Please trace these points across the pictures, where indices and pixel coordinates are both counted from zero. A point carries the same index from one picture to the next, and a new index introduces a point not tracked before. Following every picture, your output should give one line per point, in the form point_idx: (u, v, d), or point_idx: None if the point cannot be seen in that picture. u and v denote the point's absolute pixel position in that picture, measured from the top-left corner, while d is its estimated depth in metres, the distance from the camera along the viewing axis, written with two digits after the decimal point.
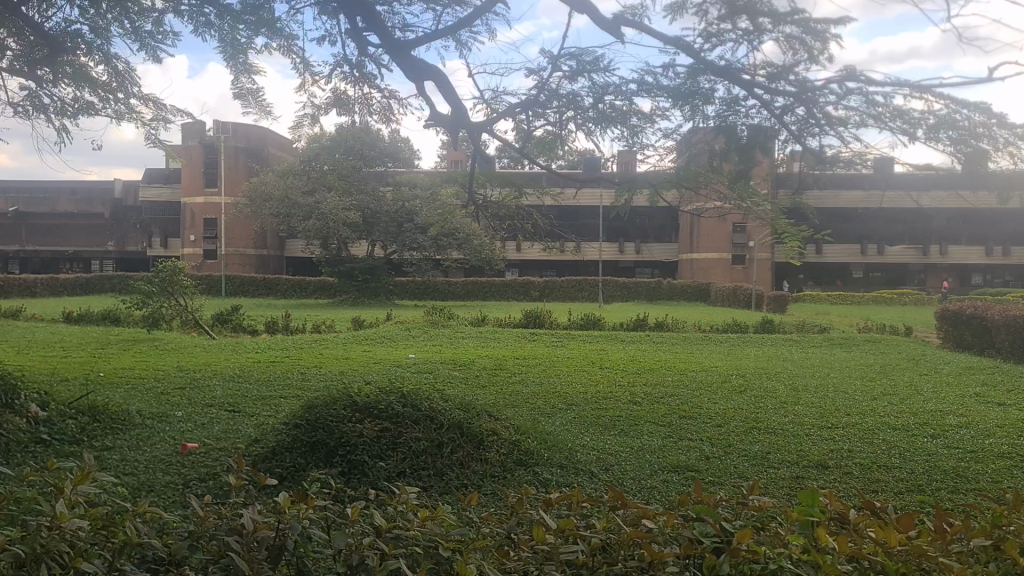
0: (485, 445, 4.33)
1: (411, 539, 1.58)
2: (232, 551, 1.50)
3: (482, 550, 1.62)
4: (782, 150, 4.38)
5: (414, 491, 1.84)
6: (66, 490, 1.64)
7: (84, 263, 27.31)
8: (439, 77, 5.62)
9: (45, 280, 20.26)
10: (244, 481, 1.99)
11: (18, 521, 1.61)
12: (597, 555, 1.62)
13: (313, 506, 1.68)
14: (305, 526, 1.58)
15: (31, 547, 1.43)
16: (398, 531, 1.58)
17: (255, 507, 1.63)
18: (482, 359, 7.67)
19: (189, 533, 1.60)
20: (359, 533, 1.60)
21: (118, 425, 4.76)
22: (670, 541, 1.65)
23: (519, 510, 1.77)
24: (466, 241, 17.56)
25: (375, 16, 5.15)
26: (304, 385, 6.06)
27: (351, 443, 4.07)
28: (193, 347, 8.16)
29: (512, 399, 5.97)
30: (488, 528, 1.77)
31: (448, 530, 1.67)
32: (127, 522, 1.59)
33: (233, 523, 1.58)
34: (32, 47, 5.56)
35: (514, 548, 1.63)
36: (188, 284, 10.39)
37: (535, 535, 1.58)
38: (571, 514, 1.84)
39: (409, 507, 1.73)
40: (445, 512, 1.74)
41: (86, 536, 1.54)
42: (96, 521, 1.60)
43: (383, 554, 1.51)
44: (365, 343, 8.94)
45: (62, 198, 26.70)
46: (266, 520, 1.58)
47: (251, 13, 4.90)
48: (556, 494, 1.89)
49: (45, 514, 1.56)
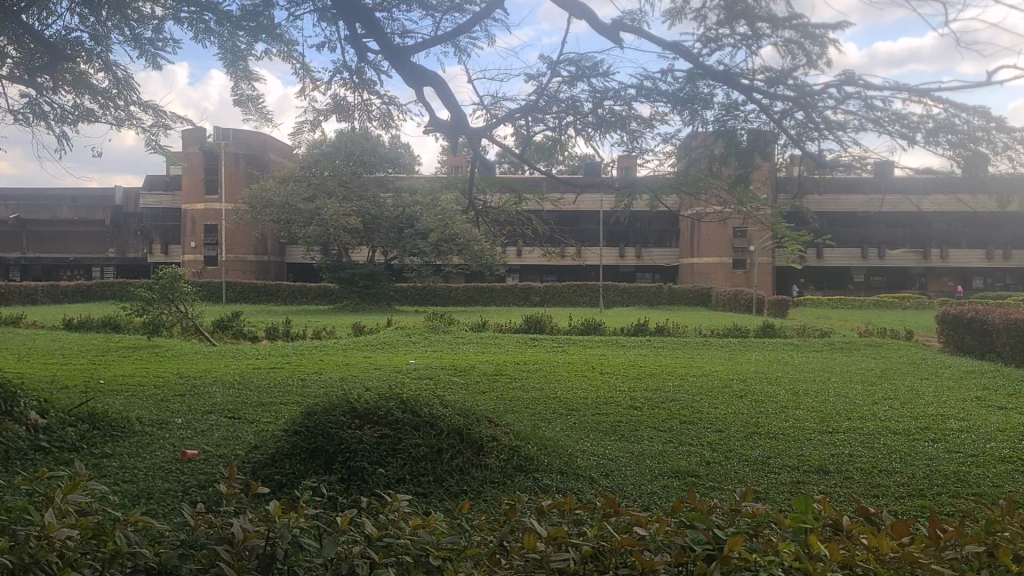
0: (484, 451, 4.33)
1: (402, 548, 1.58)
2: (221, 560, 1.50)
3: (473, 558, 1.61)
4: (781, 154, 4.38)
5: (406, 499, 1.84)
6: (57, 499, 1.64)
7: (85, 270, 27.40)
8: (439, 83, 5.63)
9: (46, 287, 20.25)
10: (237, 488, 1.99)
11: (9, 530, 1.61)
12: (588, 563, 1.61)
13: (305, 514, 1.67)
14: (295, 534, 1.57)
15: (19, 557, 1.43)
16: (390, 539, 1.59)
17: (245, 515, 1.63)
18: (481, 365, 7.66)
19: (180, 542, 1.60)
20: (350, 542, 1.60)
21: (118, 432, 4.76)
22: (661, 549, 1.64)
23: (511, 517, 1.76)
24: (467, 246, 17.58)
25: (374, 23, 5.16)
26: (304, 391, 6.06)
27: (351, 449, 4.07)
28: (194, 353, 8.17)
29: (512, 404, 5.97)
30: (480, 536, 1.77)
31: (439, 538, 1.67)
32: (118, 531, 1.59)
33: (223, 532, 1.58)
34: (32, 55, 5.59)
35: (505, 556, 1.63)
36: (188, 290, 10.41)
37: (526, 543, 1.57)
38: (563, 521, 1.83)
39: (401, 516, 1.73)
40: (436, 520, 1.73)
41: (75, 546, 1.53)
42: (87, 530, 1.60)
43: (373, 564, 1.52)
44: (365, 349, 8.94)
45: (63, 205, 26.94)
46: (257, 528, 1.57)
47: (250, 20, 4.91)
48: (548, 501, 1.89)
49: (35, 524, 1.56)
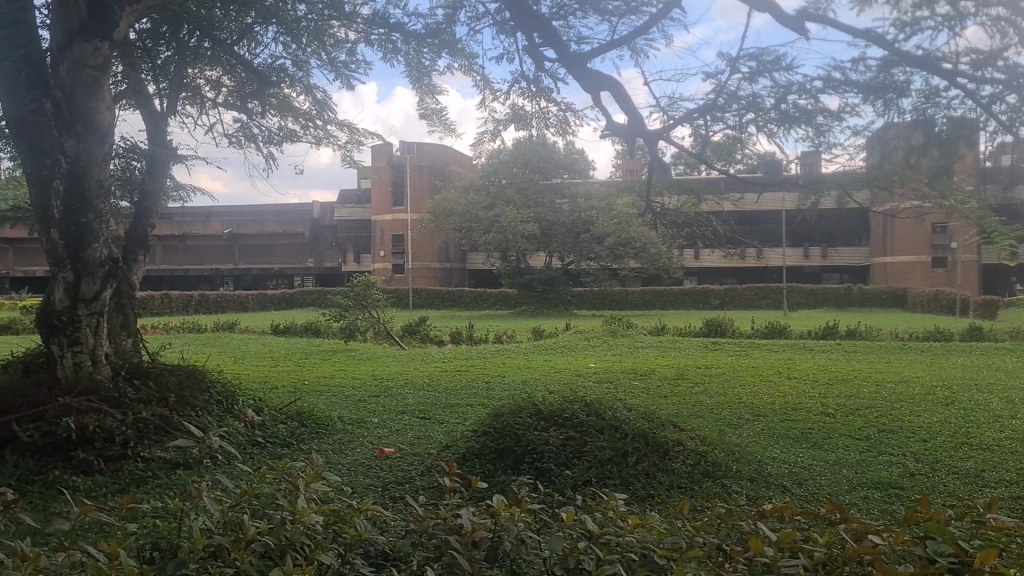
0: (670, 455, 4.27)
1: (626, 545, 1.60)
2: (452, 549, 1.57)
3: (696, 560, 1.57)
4: (990, 143, 4.05)
5: (622, 499, 1.86)
6: (302, 487, 1.77)
7: (287, 280, 29.15)
8: (615, 87, 5.64)
9: (256, 296, 22.02)
10: (456, 484, 2.07)
11: (261, 513, 1.76)
12: (820, 569, 1.57)
13: (526, 509, 1.72)
14: (519, 530, 1.63)
15: (278, 539, 1.57)
16: (611, 537, 1.61)
17: (471, 508, 1.70)
18: (662, 369, 7.57)
19: (410, 532, 1.71)
20: (573, 538, 1.64)
21: (323, 430, 5.12)
22: (899, 559, 1.58)
23: (730, 522, 1.78)
24: (644, 250, 17.46)
25: (551, 32, 5.25)
26: (489, 394, 6.24)
27: (538, 450, 4.16)
28: (386, 356, 8.63)
29: (695, 409, 5.86)
30: (699, 537, 1.76)
31: (659, 537, 1.67)
32: (355, 520, 1.71)
33: (451, 524, 1.66)
34: (244, 83, 6.14)
35: (726, 561, 1.63)
36: (380, 297, 11.04)
37: (752, 547, 1.56)
38: (786, 527, 1.81)
39: (619, 516, 1.75)
40: (654, 520, 1.74)
41: (321, 530, 1.65)
42: (329, 516, 1.72)
43: (598, 560, 1.54)
44: (546, 352, 9.08)
45: (269, 219, 28.87)
46: (482, 521, 1.65)
47: (433, 37, 5.15)
48: (771, 507, 1.86)
49: (288, 508, 1.69)
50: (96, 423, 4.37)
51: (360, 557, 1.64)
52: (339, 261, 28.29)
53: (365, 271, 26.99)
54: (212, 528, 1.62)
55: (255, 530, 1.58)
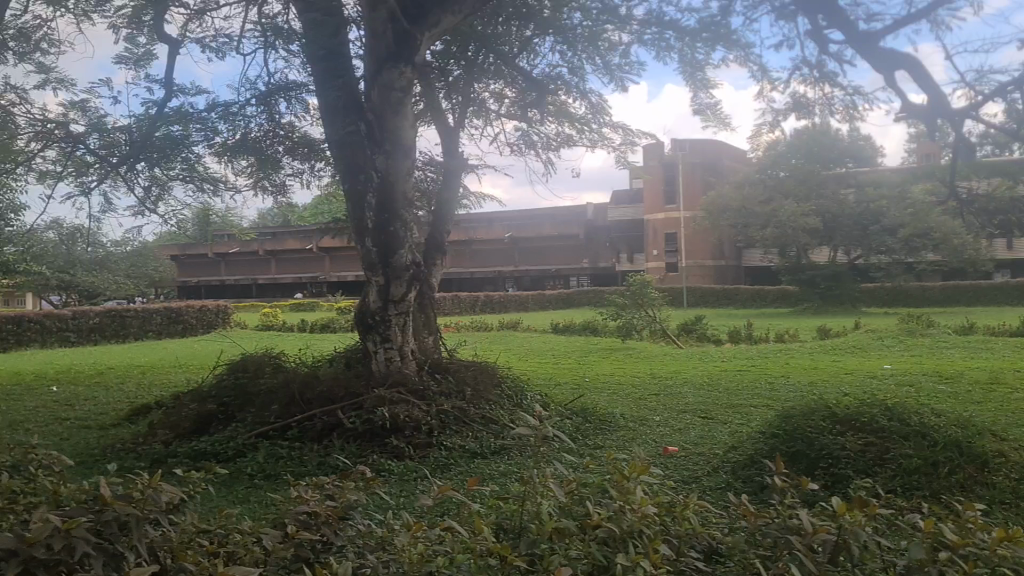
0: (991, 467, 3.82)
1: (990, 559, 1.56)
2: (795, 549, 1.55)
3: None
4: None
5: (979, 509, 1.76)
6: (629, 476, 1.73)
7: (564, 280, 28.55)
8: (911, 65, 5.19)
9: (536, 297, 22.95)
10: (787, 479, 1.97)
11: (589, 499, 1.75)
12: None
13: (869, 513, 1.67)
14: (865, 535, 1.60)
15: (620, 527, 1.55)
16: (976, 550, 1.57)
17: (811, 509, 1.66)
18: (974, 372, 6.81)
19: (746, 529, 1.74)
20: (930, 546, 1.61)
21: (607, 426, 5.23)
22: None
23: None
24: (948, 240, 15.83)
25: (837, 13, 4.95)
26: (774, 395, 6.00)
27: (834, 456, 3.91)
28: (663, 355, 8.62)
29: (1018, 417, 5.20)
30: None
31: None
32: (690, 513, 1.73)
33: (789, 524, 1.63)
34: (525, 94, 6.45)
35: None
36: (656, 296, 11.09)
37: None
38: None
39: (979, 528, 1.66)
40: (1021, 535, 1.64)
41: (654, 522, 1.62)
42: (663, 507, 1.74)
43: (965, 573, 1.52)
44: (834, 352, 8.56)
45: (546, 220, 27.84)
46: (824, 523, 1.61)
47: (710, 32, 5.07)
48: None
49: (618, 496, 1.67)
50: (406, 413, 4.83)
51: (693, 551, 1.69)
52: (613, 261, 28.22)
53: (639, 270, 27.16)
54: (555, 511, 1.71)
55: (597, 515, 1.58)
